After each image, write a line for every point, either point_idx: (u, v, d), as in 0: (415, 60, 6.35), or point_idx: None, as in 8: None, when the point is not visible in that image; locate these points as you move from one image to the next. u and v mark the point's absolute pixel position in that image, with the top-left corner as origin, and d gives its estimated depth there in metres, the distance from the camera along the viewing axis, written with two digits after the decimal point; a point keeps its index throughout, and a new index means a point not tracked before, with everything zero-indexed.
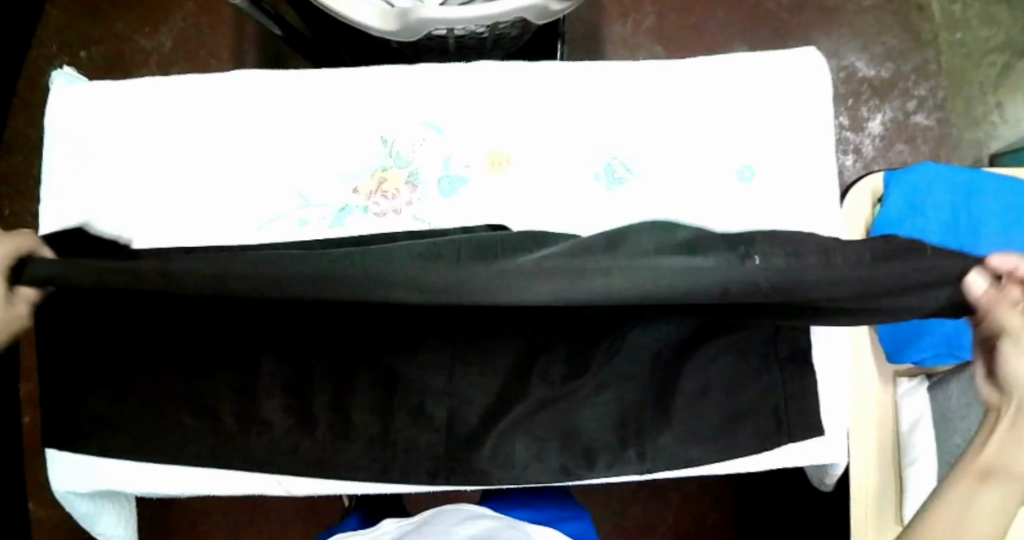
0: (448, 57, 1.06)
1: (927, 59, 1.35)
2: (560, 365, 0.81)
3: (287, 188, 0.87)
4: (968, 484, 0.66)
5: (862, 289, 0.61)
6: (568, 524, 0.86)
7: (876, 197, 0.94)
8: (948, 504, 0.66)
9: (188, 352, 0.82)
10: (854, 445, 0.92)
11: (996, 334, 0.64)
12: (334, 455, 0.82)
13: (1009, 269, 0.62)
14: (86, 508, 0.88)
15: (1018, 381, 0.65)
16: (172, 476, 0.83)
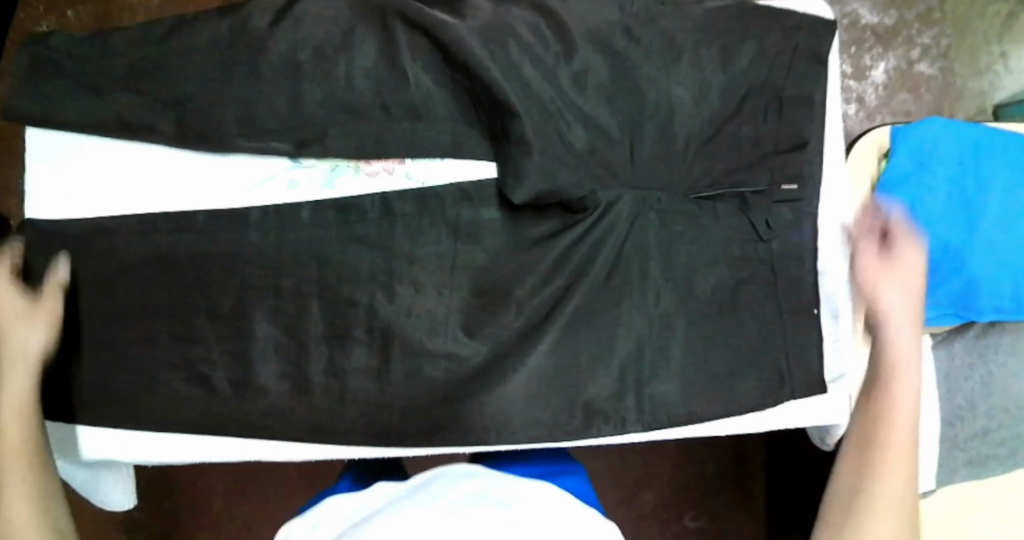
0: None
1: (931, 6, 1.32)
2: (561, 321, 0.79)
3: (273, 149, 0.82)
4: (868, 402, 0.71)
5: (727, 32, 0.83)
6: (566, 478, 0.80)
7: (882, 152, 0.94)
8: (862, 445, 0.69)
9: (182, 314, 0.81)
10: None
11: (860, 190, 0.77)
12: (334, 419, 0.80)
13: None
14: (85, 474, 0.88)
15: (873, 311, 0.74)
16: (178, 441, 0.82)
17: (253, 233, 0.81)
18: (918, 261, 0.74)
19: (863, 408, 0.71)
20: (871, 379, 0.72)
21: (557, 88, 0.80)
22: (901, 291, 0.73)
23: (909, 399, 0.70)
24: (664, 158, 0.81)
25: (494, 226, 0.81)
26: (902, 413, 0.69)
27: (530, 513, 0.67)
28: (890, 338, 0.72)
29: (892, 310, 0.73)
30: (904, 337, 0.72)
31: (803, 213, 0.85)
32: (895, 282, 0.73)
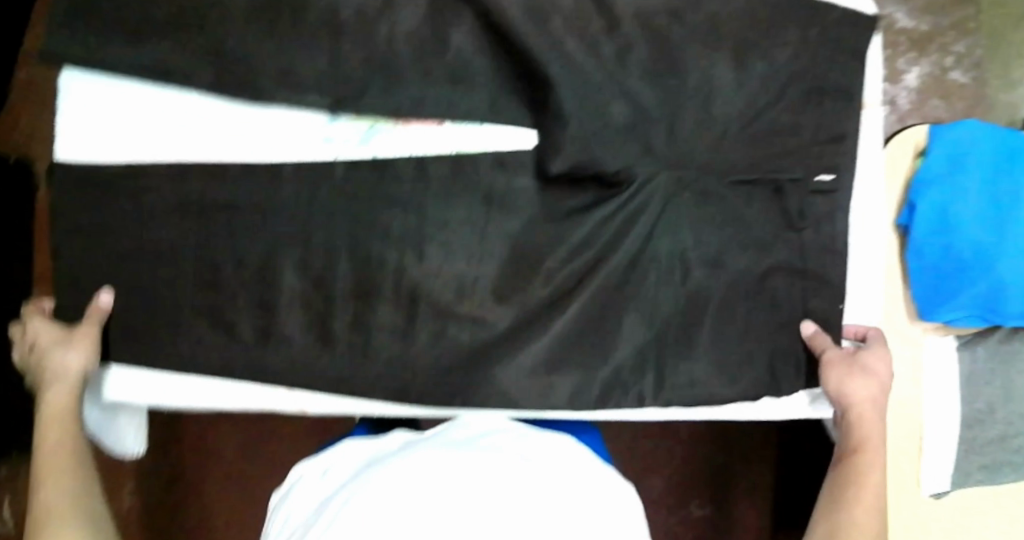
0: None
1: (966, 16, 1.32)
2: (587, 291, 0.80)
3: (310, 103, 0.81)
4: (845, 467, 0.75)
5: (772, 16, 0.83)
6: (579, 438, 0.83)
7: (918, 150, 0.93)
8: (833, 498, 0.73)
9: (209, 261, 0.81)
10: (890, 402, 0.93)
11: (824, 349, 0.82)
12: (357, 375, 0.80)
13: (819, 342, 0.83)
14: (108, 424, 0.89)
15: (846, 399, 0.78)
16: (199, 388, 0.82)
17: (286, 186, 0.81)
18: (876, 360, 0.80)
19: (833, 494, 0.74)
20: (843, 450, 0.76)
21: (600, 61, 0.80)
22: (867, 383, 0.78)
23: (875, 444, 0.76)
24: (701, 138, 0.81)
25: (528, 194, 0.81)
26: (871, 481, 0.73)
27: (543, 461, 0.73)
28: (862, 432, 0.76)
29: (860, 396, 0.78)
30: (871, 421, 0.77)
31: (837, 205, 0.85)
32: (863, 375, 0.79)
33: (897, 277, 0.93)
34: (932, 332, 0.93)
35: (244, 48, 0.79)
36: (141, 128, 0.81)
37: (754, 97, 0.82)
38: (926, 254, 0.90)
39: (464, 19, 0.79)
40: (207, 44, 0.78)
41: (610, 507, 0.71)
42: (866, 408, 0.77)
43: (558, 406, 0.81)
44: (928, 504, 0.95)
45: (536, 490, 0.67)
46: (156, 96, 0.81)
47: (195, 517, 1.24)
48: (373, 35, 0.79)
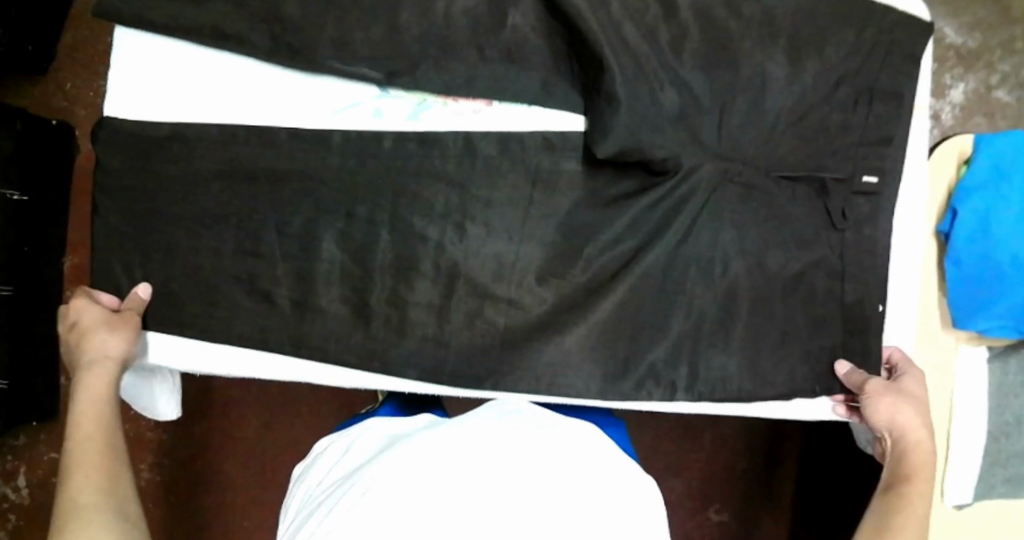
0: None
1: (1014, 34, 1.30)
2: (623, 269, 0.81)
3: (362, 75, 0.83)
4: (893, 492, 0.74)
5: (831, 9, 0.82)
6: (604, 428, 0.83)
7: (963, 158, 0.93)
8: (881, 524, 0.72)
9: (251, 228, 0.82)
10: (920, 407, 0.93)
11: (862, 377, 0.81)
12: (392, 347, 0.82)
13: (853, 374, 0.82)
14: (145, 389, 0.90)
15: (892, 422, 0.77)
16: (234, 355, 0.82)
17: (333, 158, 0.82)
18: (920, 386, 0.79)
19: (876, 519, 0.73)
20: (891, 472, 0.76)
21: (652, 49, 0.80)
22: (917, 412, 0.77)
23: (924, 469, 0.75)
24: (750, 132, 0.80)
25: (573, 178, 0.82)
26: (920, 506, 0.72)
27: (569, 448, 0.71)
28: (914, 463, 0.75)
29: (908, 423, 0.77)
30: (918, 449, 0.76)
31: (881, 208, 0.83)
32: (908, 402, 0.78)
33: (933, 283, 0.94)
34: (966, 341, 0.95)
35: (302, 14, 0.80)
36: (191, 92, 0.82)
37: (807, 91, 0.81)
38: (964, 263, 0.91)
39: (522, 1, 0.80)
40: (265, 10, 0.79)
41: (633, 504, 0.68)
42: (913, 432, 0.76)
43: (587, 394, 0.81)
44: (948, 512, 0.96)
45: (558, 485, 0.65)
46: (209, 61, 0.82)
47: (211, 494, 1.24)
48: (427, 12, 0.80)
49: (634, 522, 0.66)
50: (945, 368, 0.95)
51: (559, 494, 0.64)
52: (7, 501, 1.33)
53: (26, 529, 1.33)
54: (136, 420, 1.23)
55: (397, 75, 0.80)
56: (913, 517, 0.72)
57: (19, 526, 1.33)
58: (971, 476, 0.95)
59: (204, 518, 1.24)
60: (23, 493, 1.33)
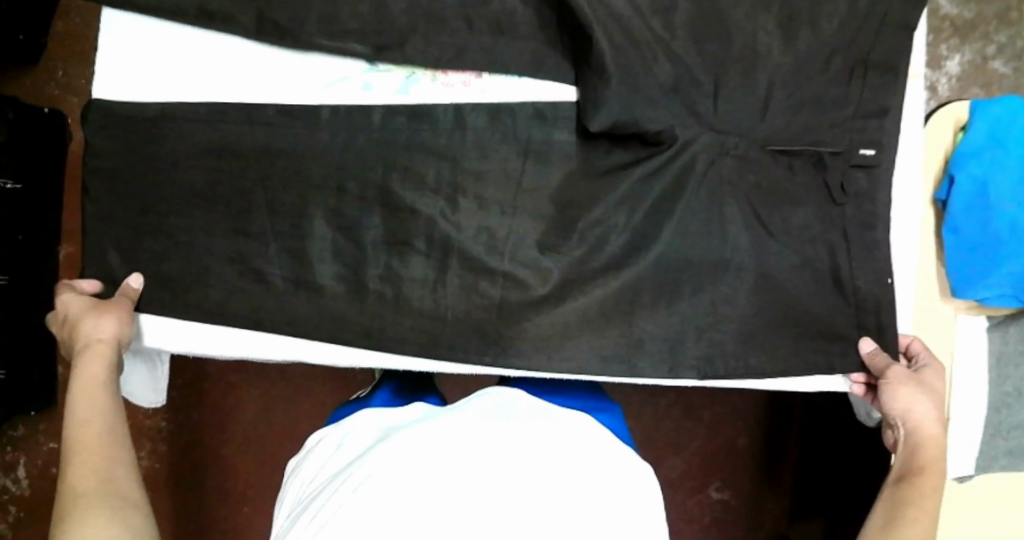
0: None
1: (1009, 5, 1.30)
2: (618, 242, 0.81)
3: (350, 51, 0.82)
4: (903, 485, 0.74)
5: None
6: (599, 414, 0.82)
7: (959, 126, 0.94)
8: (890, 521, 0.72)
9: (241, 212, 0.82)
10: None
11: (879, 365, 0.80)
12: (388, 325, 0.81)
13: (873, 361, 0.81)
14: (143, 378, 0.93)
15: (905, 415, 0.76)
16: (229, 337, 0.82)
17: (322, 133, 0.82)
18: (935, 378, 0.78)
19: (888, 511, 0.73)
20: (902, 464, 0.76)
21: (643, 18, 0.79)
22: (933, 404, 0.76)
23: (934, 465, 0.74)
24: (742, 100, 0.80)
25: (566, 150, 0.82)
26: (930, 501, 0.72)
27: (565, 439, 0.71)
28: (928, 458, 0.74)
29: (924, 417, 0.76)
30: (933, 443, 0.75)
31: (879, 181, 0.81)
32: (924, 395, 0.77)
33: (930, 252, 0.95)
34: (965, 311, 0.95)
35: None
36: (182, 73, 0.82)
37: (800, 57, 0.80)
38: (962, 228, 0.92)
39: None
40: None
41: (630, 496, 0.68)
42: (927, 426, 0.75)
43: (586, 369, 0.81)
44: (952, 485, 0.97)
45: (554, 479, 0.65)
46: (196, 41, 0.82)
47: (210, 480, 1.24)
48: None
49: (631, 516, 0.66)
50: (944, 337, 0.95)
51: (555, 489, 0.64)
52: (7, 492, 1.33)
53: (27, 520, 1.33)
54: (135, 408, 1.23)
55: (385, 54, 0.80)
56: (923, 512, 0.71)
57: (20, 516, 1.33)
58: (972, 450, 0.96)
59: (204, 504, 1.24)
60: (24, 484, 1.33)
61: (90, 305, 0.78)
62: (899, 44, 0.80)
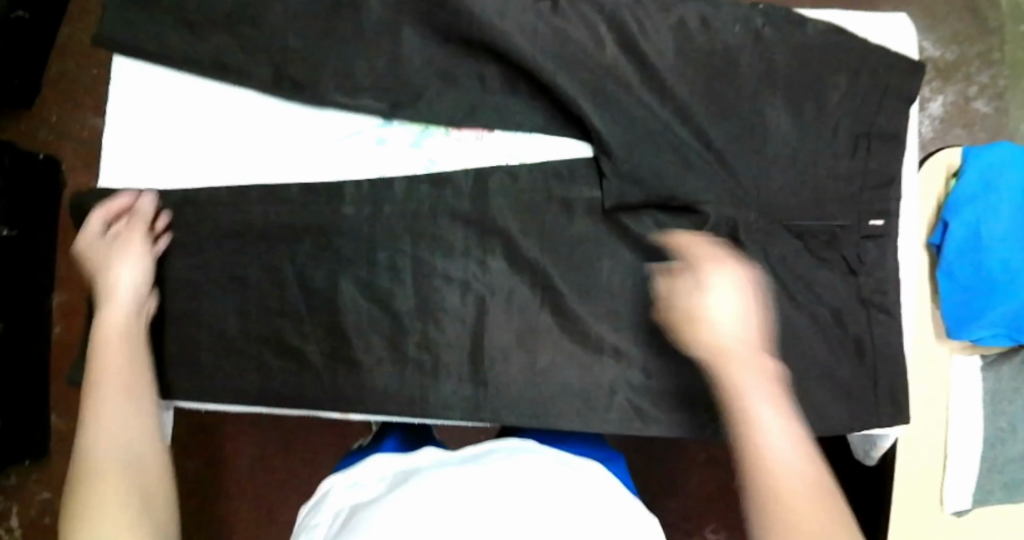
0: None
1: (991, 45, 1.35)
2: (641, 310, 0.87)
3: (374, 122, 0.89)
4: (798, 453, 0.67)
5: (809, 49, 0.88)
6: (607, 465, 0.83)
7: (951, 172, 0.99)
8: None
9: (275, 276, 0.88)
10: (917, 416, 0.99)
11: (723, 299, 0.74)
12: (429, 392, 0.87)
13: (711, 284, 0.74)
14: None
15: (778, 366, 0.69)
16: (270, 393, 0.88)
17: (345, 206, 0.88)
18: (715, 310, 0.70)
19: (759, 481, 0.61)
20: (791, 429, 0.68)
21: (643, 96, 0.87)
22: (747, 333, 0.67)
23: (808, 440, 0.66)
24: (744, 168, 0.87)
25: (586, 215, 0.88)
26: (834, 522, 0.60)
27: (584, 484, 0.71)
28: (773, 413, 0.64)
29: (738, 356, 0.66)
30: (766, 379, 0.65)
31: (887, 249, 0.89)
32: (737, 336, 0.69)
33: (926, 294, 0.99)
34: (960, 350, 0.99)
35: (319, 69, 0.88)
36: (212, 155, 0.90)
37: (792, 136, 0.88)
38: (956, 272, 0.95)
39: (519, 47, 0.86)
40: (283, 77, 0.88)
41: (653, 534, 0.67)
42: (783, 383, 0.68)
43: (610, 427, 0.86)
44: (949, 519, 0.99)
45: (573, 518, 0.64)
46: (219, 112, 0.89)
47: (207, 529, 1.23)
48: (440, 74, 0.88)
49: None
50: (938, 377, 0.99)
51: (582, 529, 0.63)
52: None
53: None
54: None
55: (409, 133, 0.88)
56: (792, 481, 0.61)
57: None
58: (968, 485, 0.97)
59: None
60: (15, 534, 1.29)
61: (111, 249, 0.85)
62: (879, 120, 0.89)
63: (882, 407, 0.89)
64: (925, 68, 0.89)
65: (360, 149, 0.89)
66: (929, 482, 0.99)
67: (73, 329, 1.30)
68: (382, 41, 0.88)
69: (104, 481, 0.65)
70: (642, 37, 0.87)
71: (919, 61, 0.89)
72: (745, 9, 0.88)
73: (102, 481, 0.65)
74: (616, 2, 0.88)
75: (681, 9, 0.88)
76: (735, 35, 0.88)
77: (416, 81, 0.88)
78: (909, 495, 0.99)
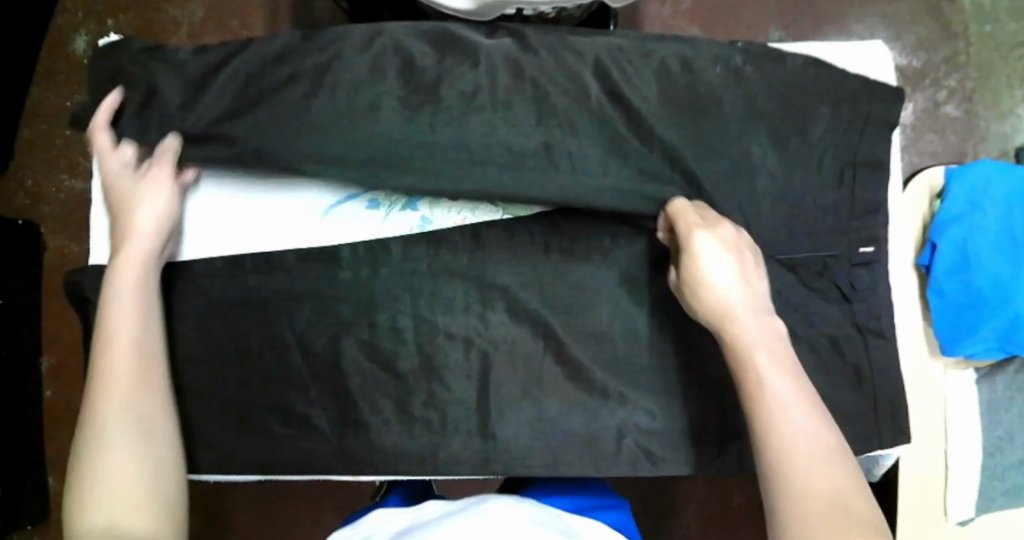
0: (517, 23, 0.95)
1: (957, 50, 1.32)
2: (644, 352, 0.88)
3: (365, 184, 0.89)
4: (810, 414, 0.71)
5: (790, 84, 0.89)
6: (609, 512, 0.84)
7: (934, 193, 1.03)
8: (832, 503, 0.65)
9: (276, 343, 0.88)
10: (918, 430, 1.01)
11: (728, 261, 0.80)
12: (439, 449, 0.87)
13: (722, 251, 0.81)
14: None
15: (772, 332, 0.75)
16: (281, 460, 0.88)
17: (341, 270, 0.88)
18: (716, 275, 0.77)
19: (768, 414, 0.70)
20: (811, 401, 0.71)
21: (633, 142, 0.88)
22: (740, 286, 0.77)
23: (807, 405, 0.70)
24: (736, 208, 0.89)
25: (583, 262, 0.89)
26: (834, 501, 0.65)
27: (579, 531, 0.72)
28: (777, 368, 0.72)
29: (743, 314, 0.76)
30: (757, 327, 0.75)
31: (878, 274, 0.91)
32: (732, 302, 0.76)
33: (918, 313, 1.01)
34: (953, 366, 1.01)
35: None
36: (205, 231, 0.90)
37: (779, 171, 0.89)
38: (947, 289, 0.98)
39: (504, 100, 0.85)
40: None
41: None
42: (775, 356, 0.73)
43: (620, 469, 0.87)
44: (955, 528, 1.00)
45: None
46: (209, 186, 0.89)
47: None
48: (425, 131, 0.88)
49: None
50: (932, 392, 1.01)
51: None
52: None
53: None
54: None
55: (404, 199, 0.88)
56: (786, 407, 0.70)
57: None
58: (970, 493, 1.00)
59: None
60: None
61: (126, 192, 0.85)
62: (863, 148, 0.90)
63: (883, 427, 0.90)
64: (902, 94, 0.91)
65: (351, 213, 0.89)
66: (933, 494, 1.01)
67: (65, 393, 1.29)
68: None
69: (112, 443, 0.74)
70: (626, 83, 0.88)
71: (897, 88, 0.90)
72: (724, 48, 0.89)
73: (107, 441, 0.74)
74: (597, 50, 0.88)
75: (660, 53, 0.89)
76: (717, 76, 0.89)
77: None
78: (914, 508, 1.01)
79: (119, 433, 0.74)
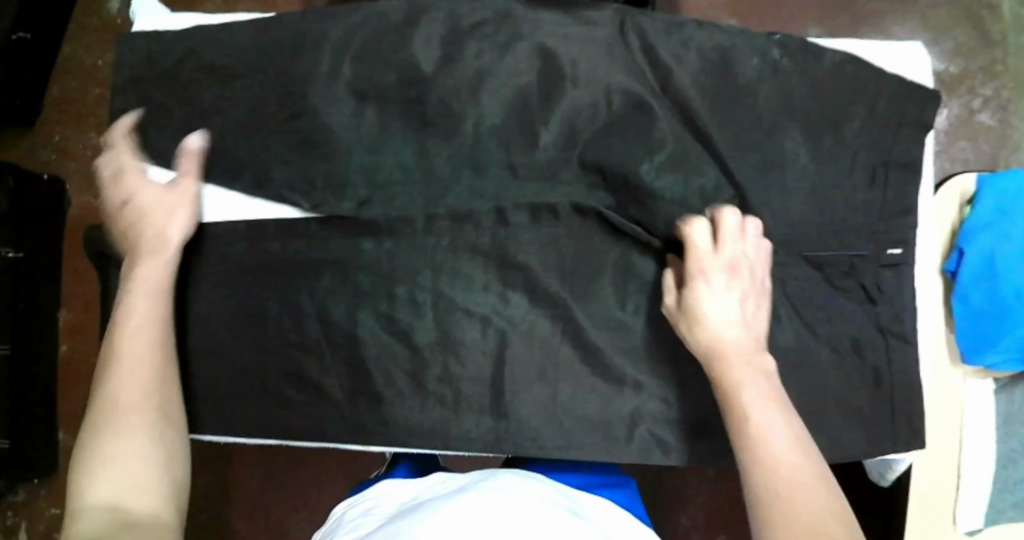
0: None
1: (995, 58, 1.30)
2: (662, 342, 0.87)
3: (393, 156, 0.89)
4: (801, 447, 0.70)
5: (825, 80, 0.88)
6: (613, 490, 0.83)
7: (965, 199, 1.02)
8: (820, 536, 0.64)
9: (295, 310, 0.88)
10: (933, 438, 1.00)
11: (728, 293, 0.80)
12: (450, 425, 0.87)
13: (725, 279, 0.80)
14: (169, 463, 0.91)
15: (762, 366, 0.75)
16: (291, 426, 0.88)
17: (362, 240, 0.88)
18: (713, 308, 0.77)
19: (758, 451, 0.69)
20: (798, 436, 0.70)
21: (664, 129, 0.87)
22: (736, 320, 0.77)
23: (793, 440, 0.70)
24: (764, 202, 0.87)
25: (606, 247, 0.88)
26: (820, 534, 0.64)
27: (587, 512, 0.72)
28: (765, 403, 0.72)
29: (733, 349, 0.75)
30: (749, 363, 0.75)
31: (905, 278, 0.89)
32: (726, 335, 0.76)
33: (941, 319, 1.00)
34: (973, 375, 1.00)
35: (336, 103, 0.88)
36: (226, 193, 0.89)
37: (811, 168, 0.88)
38: (971, 297, 0.97)
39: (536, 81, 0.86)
40: (301, 111, 0.88)
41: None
42: (764, 391, 0.73)
43: (631, 457, 0.86)
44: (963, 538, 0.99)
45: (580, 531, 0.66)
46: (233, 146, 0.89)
47: None
48: (455, 106, 0.87)
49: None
50: (951, 400, 1.00)
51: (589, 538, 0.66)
52: None
53: None
54: None
55: (429, 172, 0.88)
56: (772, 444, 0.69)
57: None
58: (981, 506, 0.98)
59: None
60: None
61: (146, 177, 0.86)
62: (896, 149, 0.89)
63: (899, 432, 0.89)
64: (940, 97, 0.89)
65: (376, 183, 0.88)
66: (943, 503, 1.00)
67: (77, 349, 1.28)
68: (400, 75, 0.87)
69: (126, 427, 0.73)
70: (660, 71, 0.87)
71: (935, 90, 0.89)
72: (762, 41, 0.88)
73: (127, 427, 0.73)
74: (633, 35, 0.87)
75: (695, 40, 0.88)
76: (752, 68, 0.88)
77: (434, 114, 0.87)
78: (924, 515, 1.00)
79: (137, 423, 0.74)
